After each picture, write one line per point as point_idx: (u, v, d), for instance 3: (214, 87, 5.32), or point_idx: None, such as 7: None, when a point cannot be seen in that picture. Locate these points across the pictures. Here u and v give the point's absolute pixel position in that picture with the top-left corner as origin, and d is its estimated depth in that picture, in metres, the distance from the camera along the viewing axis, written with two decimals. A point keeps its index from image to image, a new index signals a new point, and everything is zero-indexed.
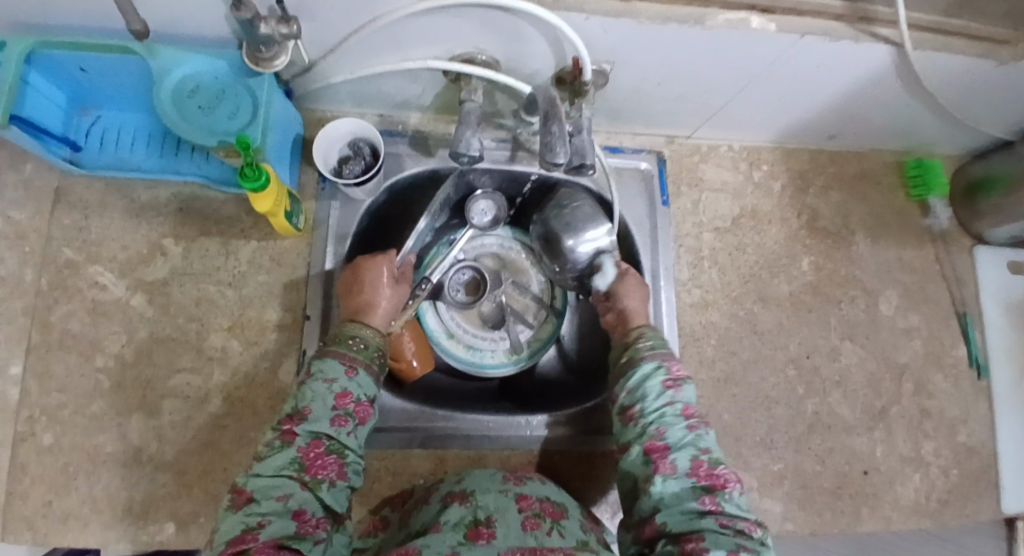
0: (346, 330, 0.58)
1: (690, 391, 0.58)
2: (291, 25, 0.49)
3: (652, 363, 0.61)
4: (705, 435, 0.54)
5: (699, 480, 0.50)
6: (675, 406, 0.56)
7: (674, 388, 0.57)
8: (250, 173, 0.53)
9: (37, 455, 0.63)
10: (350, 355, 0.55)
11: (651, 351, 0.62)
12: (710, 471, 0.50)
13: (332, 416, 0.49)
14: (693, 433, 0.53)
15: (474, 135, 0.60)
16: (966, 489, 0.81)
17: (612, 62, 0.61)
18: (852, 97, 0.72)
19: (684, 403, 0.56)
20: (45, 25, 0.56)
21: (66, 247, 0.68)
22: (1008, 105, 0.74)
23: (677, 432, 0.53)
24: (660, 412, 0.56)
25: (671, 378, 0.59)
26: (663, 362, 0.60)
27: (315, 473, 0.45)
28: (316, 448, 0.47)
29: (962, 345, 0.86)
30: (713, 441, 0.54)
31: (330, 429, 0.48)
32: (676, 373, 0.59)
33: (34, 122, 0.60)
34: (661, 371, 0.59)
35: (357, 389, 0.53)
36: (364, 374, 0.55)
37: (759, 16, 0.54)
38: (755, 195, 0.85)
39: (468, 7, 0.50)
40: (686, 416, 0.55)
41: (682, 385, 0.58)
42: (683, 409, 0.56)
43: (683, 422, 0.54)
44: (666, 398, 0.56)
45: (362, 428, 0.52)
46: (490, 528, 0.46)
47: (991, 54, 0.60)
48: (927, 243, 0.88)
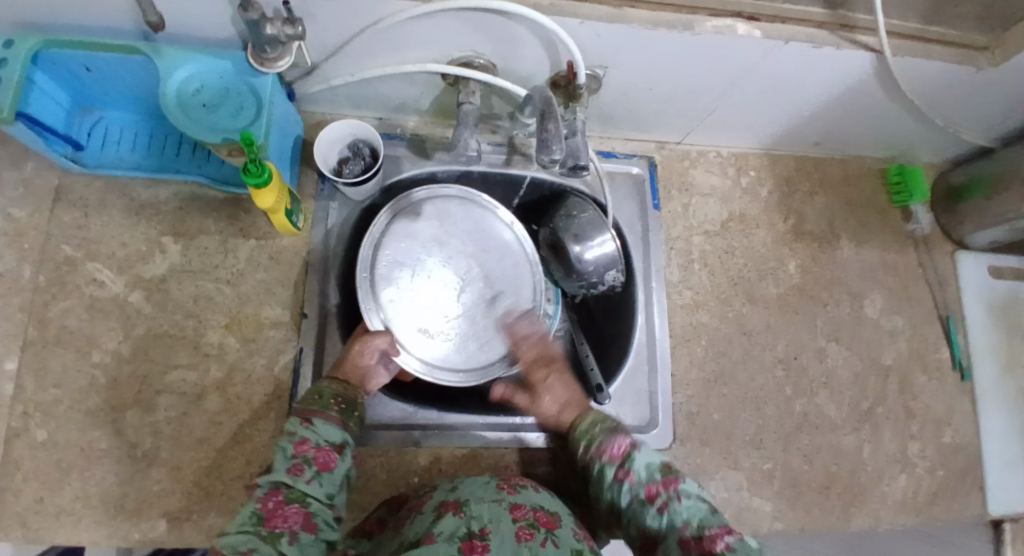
0: (308, 388, 0.60)
1: (646, 463, 0.58)
2: (297, 26, 0.51)
3: (597, 464, 0.60)
4: (678, 503, 0.53)
5: (693, 554, 0.49)
6: (638, 493, 0.56)
7: (628, 476, 0.57)
8: (253, 169, 0.54)
9: (31, 451, 0.63)
10: (306, 408, 0.56)
11: (594, 447, 0.62)
12: (698, 539, 0.49)
13: (290, 464, 0.50)
14: (665, 514, 0.53)
15: (472, 136, 0.64)
16: (952, 487, 0.83)
17: (604, 67, 0.63)
18: (835, 104, 0.74)
19: (646, 485, 0.56)
20: (53, 25, 0.57)
21: (65, 244, 0.69)
22: (984, 113, 0.77)
23: (652, 521, 0.54)
24: (629, 507, 0.56)
25: (622, 466, 0.58)
26: (605, 457, 0.60)
27: (273, 525, 0.45)
28: (275, 499, 0.47)
29: (945, 347, 0.88)
30: (691, 503, 0.53)
31: (288, 477, 0.49)
32: (623, 457, 0.59)
33: (37, 120, 0.61)
34: (608, 467, 0.59)
35: (315, 435, 0.53)
36: (325, 420, 0.55)
37: (744, 23, 0.56)
38: (742, 199, 0.87)
39: (468, 11, 0.52)
40: (652, 499, 0.55)
41: (634, 465, 0.58)
42: (647, 492, 0.55)
43: (652, 508, 0.54)
44: (628, 492, 0.57)
45: (327, 476, 0.51)
46: (484, 540, 0.46)
47: (971, 60, 0.63)
48: (910, 247, 0.91)
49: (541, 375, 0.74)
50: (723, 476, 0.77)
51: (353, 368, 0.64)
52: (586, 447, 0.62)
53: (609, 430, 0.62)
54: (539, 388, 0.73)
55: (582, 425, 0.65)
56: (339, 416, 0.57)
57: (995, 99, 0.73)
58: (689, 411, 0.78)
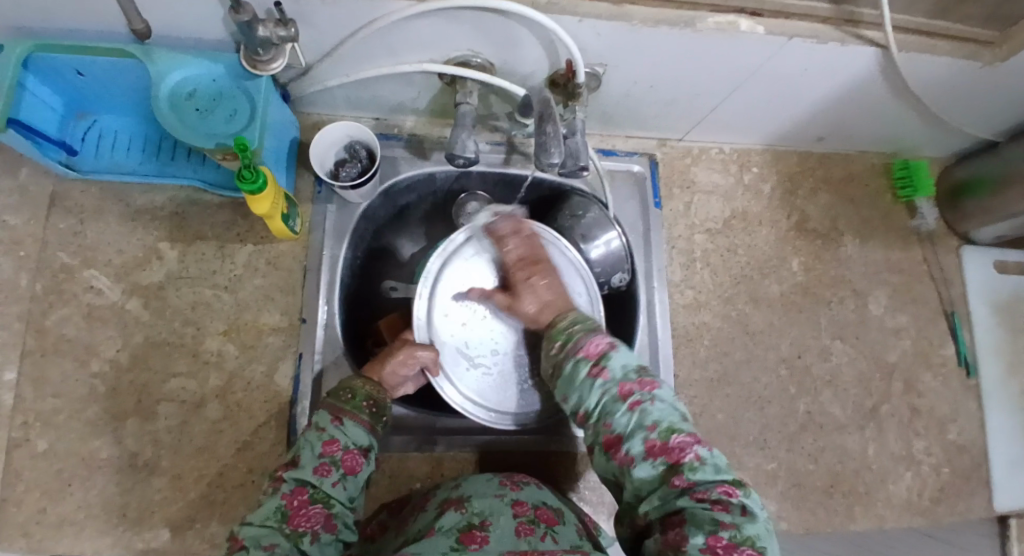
0: (340, 382, 0.56)
1: (623, 363, 0.47)
2: (290, 28, 0.50)
3: (571, 360, 0.49)
4: (652, 404, 0.44)
5: (660, 460, 0.41)
6: (610, 390, 0.45)
7: (603, 373, 0.47)
8: (248, 175, 0.54)
9: (31, 461, 0.63)
10: (338, 406, 0.53)
11: (569, 344, 0.51)
12: (666, 444, 0.41)
13: (317, 464, 0.48)
14: (637, 413, 0.43)
15: (469, 137, 0.61)
16: (957, 485, 0.82)
17: (604, 65, 0.62)
18: (839, 100, 0.73)
19: (620, 381, 0.46)
20: (44, 30, 0.56)
21: (62, 252, 0.68)
22: (992, 107, 0.76)
23: (622, 419, 0.44)
24: (600, 406, 0.46)
25: (597, 363, 0.48)
26: (581, 353, 0.49)
27: (297, 524, 0.44)
28: (301, 496, 0.46)
29: (950, 344, 0.87)
30: (664, 408, 0.44)
31: (314, 477, 0.47)
32: (599, 355, 0.48)
33: (30, 125, 0.60)
34: (582, 363, 0.48)
35: (347, 437, 0.51)
36: (356, 422, 0.52)
37: (747, 19, 0.55)
38: (745, 197, 0.86)
39: (464, 11, 0.51)
40: (625, 396, 0.45)
41: (609, 364, 0.47)
42: (619, 389, 0.45)
43: (624, 406, 0.44)
44: (599, 390, 0.46)
45: (352, 479, 0.50)
46: (484, 532, 0.46)
47: (975, 56, 0.61)
48: (915, 244, 0.90)
49: (524, 276, 0.61)
50: None
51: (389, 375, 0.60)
52: (563, 344, 0.52)
53: (590, 328, 0.51)
54: (521, 290, 0.60)
55: (561, 324, 0.54)
56: (370, 419, 0.54)
57: (1002, 94, 0.71)
58: (693, 412, 0.78)
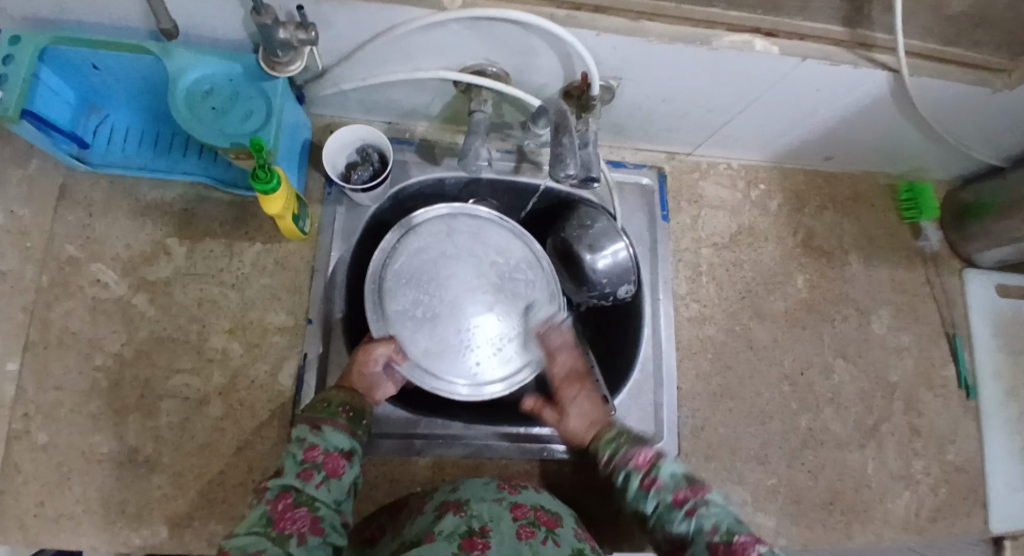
0: (316, 396, 0.59)
1: (670, 471, 0.56)
2: (311, 31, 0.50)
3: (621, 472, 0.57)
4: (706, 509, 0.52)
5: None
6: (665, 500, 0.54)
7: (654, 483, 0.55)
8: (262, 175, 0.54)
9: (30, 453, 0.62)
10: (315, 415, 0.55)
11: (616, 456, 0.59)
12: (729, 546, 0.48)
13: (300, 470, 0.50)
14: (694, 519, 0.51)
15: (482, 144, 0.62)
16: (956, 506, 0.82)
17: (618, 78, 0.63)
18: (849, 120, 0.74)
19: (673, 491, 0.54)
20: (64, 24, 0.57)
21: (69, 244, 0.68)
22: (999, 133, 0.76)
23: (681, 525, 0.52)
24: (656, 513, 0.54)
25: (647, 474, 0.56)
26: (632, 464, 0.57)
27: (281, 527, 0.45)
28: (284, 501, 0.47)
29: (952, 365, 0.87)
30: (719, 511, 0.52)
31: (297, 481, 0.48)
32: (648, 465, 0.56)
33: (44, 117, 0.60)
34: (633, 474, 0.56)
35: (326, 442, 0.52)
36: (335, 427, 0.54)
37: (762, 39, 0.55)
38: (751, 212, 0.87)
39: (483, 21, 0.51)
40: (680, 504, 0.53)
41: (659, 472, 0.55)
42: (675, 498, 0.53)
43: (680, 513, 0.52)
44: (655, 501, 0.54)
45: (336, 482, 0.51)
46: (485, 538, 0.46)
47: (985, 81, 0.62)
48: (918, 264, 0.90)
49: (569, 393, 0.71)
50: (727, 491, 0.77)
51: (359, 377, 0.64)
52: (612, 455, 0.59)
53: (634, 439, 0.60)
54: (565, 408, 0.69)
55: (606, 434, 0.62)
56: (348, 422, 0.56)
57: (1005, 121, 0.72)
58: (694, 425, 0.78)
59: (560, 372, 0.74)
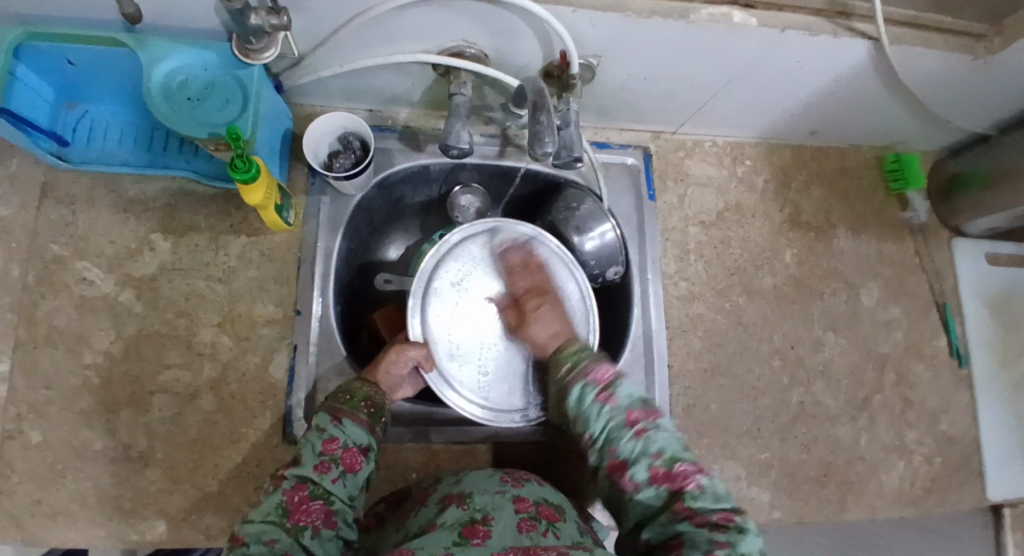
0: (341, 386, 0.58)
1: (627, 392, 0.55)
2: (281, 17, 0.49)
3: (578, 385, 0.56)
4: (655, 433, 0.52)
5: (662, 485, 0.49)
6: (617, 418, 0.53)
7: (611, 399, 0.54)
8: (241, 165, 0.54)
9: (24, 452, 0.62)
10: (338, 407, 0.55)
11: (578, 371, 0.58)
12: (670, 472, 0.49)
13: (318, 461, 0.49)
14: (642, 440, 0.51)
15: (463, 127, 0.61)
16: (948, 475, 0.83)
17: (599, 57, 0.62)
18: (833, 93, 0.73)
19: (627, 409, 0.53)
20: (34, 18, 0.56)
21: (53, 243, 0.68)
22: (983, 101, 0.76)
23: (628, 446, 0.51)
24: (606, 431, 0.53)
25: (606, 389, 0.55)
26: (591, 378, 0.56)
27: (297, 519, 0.45)
28: (301, 492, 0.47)
29: (941, 336, 0.88)
30: (666, 436, 0.52)
31: (315, 474, 0.48)
32: (605, 381, 0.56)
33: (21, 115, 0.60)
34: (590, 389, 0.55)
35: (345, 435, 0.52)
36: (354, 421, 0.54)
37: (741, 10, 0.55)
38: (738, 190, 0.87)
39: (456, 1, 0.51)
40: (631, 424, 0.52)
41: (617, 391, 0.55)
42: (627, 418, 0.53)
43: (629, 432, 0.52)
44: (607, 415, 0.53)
45: (351, 477, 0.51)
46: (486, 527, 0.46)
47: (968, 49, 0.62)
48: (906, 237, 0.91)
49: (534, 303, 0.69)
50: (720, 467, 0.77)
51: (386, 376, 0.62)
52: (572, 367, 0.59)
53: (599, 357, 0.59)
54: (530, 318, 0.67)
55: (570, 347, 0.62)
56: (368, 420, 0.56)
57: (991, 88, 0.72)
58: (686, 403, 0.78)
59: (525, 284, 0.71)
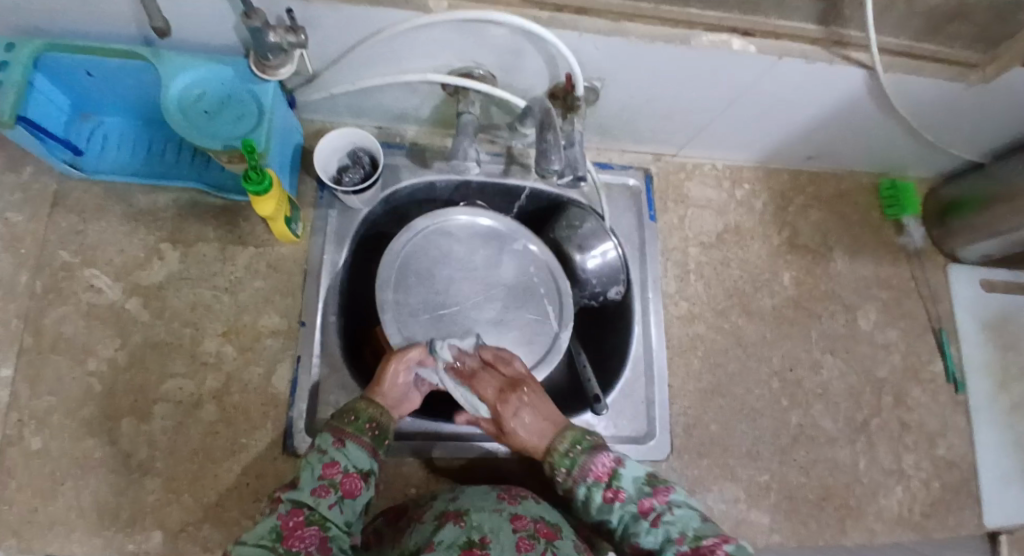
0: (344, 403, 0.56)
1: (633, 477, 0.53)
2: (300, 35, 0.51)
3: (582, 487, 0.54)
4: (669, 515, 0.50)
5: None
6: (629, 510, 0.52)
7: (617, 496, 0.52)
8: (254, 177, 0.55)
9: (22, 459, 0.62)
10: (342, 427, 0.53)
11: (575, 469, 0.54)
12: (695, 552, 0.47)
13: (316, 485, 0.48)
14: (659, 528, 0.50)
15: (471, 145, 0.63)
16: (949, 500, 0.83)
17: (602, 79, 0.64)
18: (829, 119, 0.75)
19: (638, 500, 0.52)
20: (57, 31, 0.58)
21: (62, 251, 0.68)
22: (973, 129, 0.78)
23: (647, 538, 0.50)
24: (623, 523, 0.52)
25: (608, 486, 0.53)
26: (590, 478, 0.54)
27: (291, 544, 0.44)
28: (296, 517, 0.46)
29: (939, 360, 0.89)
30: (682, 514, 0.50)
31: (311, 499, 0.47)
32: (608, 475, 0.53)
33: (37, 124, 0.61)
34: (595, 488, 0.53)
35: (348, 459, 0.51)
36: (358, 444, 0.53)
37: (740, 38, 0.57)
38: (737, 212, 0.88)
39: (468, 23, 0.53)
40: (645, 513, 0.51)
41: (621, 483, 0.53)
42: (639, 508, 0.51)
43: (645, 523, 0.50)
44: (620, 511, 0.52)
45: (350, 503, 0.50)
46: (484, 550, 0.46)
47: (961, 76, 0.64)
48: (903, 261, 0.92)
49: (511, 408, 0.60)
50: (721, 488, 0.77)
51: (389, 388, 0.60)
52: (568, 468, 0.55)
53: (591, 449, 0.55)
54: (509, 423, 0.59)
55: (561, 445, 0.57)
56: (372, 443, 0.54)
57: (982, 116, 0.74)
58: (686, 422, 0.78)
59: (494, 390, 0.62)
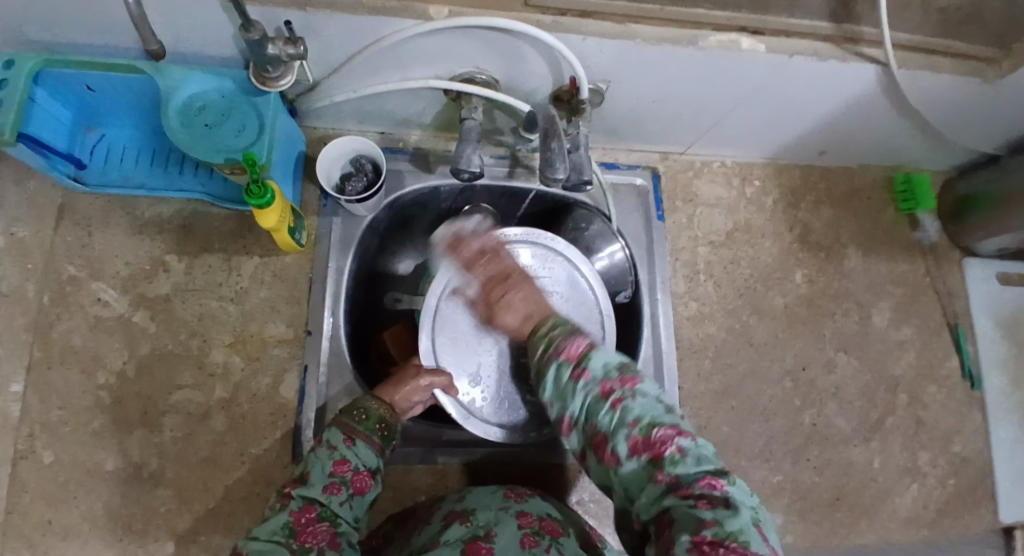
0: (353, 401, 0.55)
1: (604, 359, 0.45)
2: (299, 46, 0.50)
3: (552, 363, 0.47)
4: (633, 400, 0.41)
5: (645, 457, 0.39)
6: (591, 391, 0.43)
7: (584, 373, 0.44)
8: (256, 190, 0.54)
9: (37, 471, 0.63)
10: (351, 425, 0.51)
11: (550, 349, 0.48)
12: (649, 440, 0.39)
13: (327, 482, 0.46)
14: (619, 411, 0.41)
15: (474, 151, 0.62)
16: (964, 497, 0.82)
17: (607, 81, 0.63)
18: (842, 114, 0.74)
19: (602, 380, 0.43)
20: (56, 46, 0.57)
21: (69, 263, 0.69)
22: (992, 122, 0.76)
23: (605, 417, 0.41)
24: (581, 406, 0.43)
25: (577, 363, 0.45)
26: (563, 356, 0.46)
27: (303, 541, 0.41)
28: (308, 514, 0.44)
29: (955, 356, 0.87)
30: (647, 402, 0.41)
31: (323, 495, 0.45)
32: (579, 355, 0.46)
33: (38, 139, 0.61)
34: (564, 366, 0.46)
35: (357, 457, 0.49)
36: (367, 443, 0.51)
37: (749, 38, 0.55)
38: (748, 210, 0.87)
39: (470, 29, 0.51)
40: (606, 394, 0.42)
41: (590, 363, 0.45)
42: (601, 389, 0.43)
43: (605, 403, 0.42)
44: (582, 392, 0.43)
45: (359, 501, 0.48)
46: (489, 543, 0.45)
47: (977, 72, 0.62)
48: (917, 256, 0.90)
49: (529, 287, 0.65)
50: None
51: (402, 396, 0.60)
52: (543, 348, 0.50)
53: (570, 330, 0.49)
54: (498, 307, 0.61)
55: (541, 329, 0.52)
56: (380, 443, 0.53)
57: (1002, 109, 0.72)
58: (697, 424, 0.78)
59: (486, 281, 0.64)
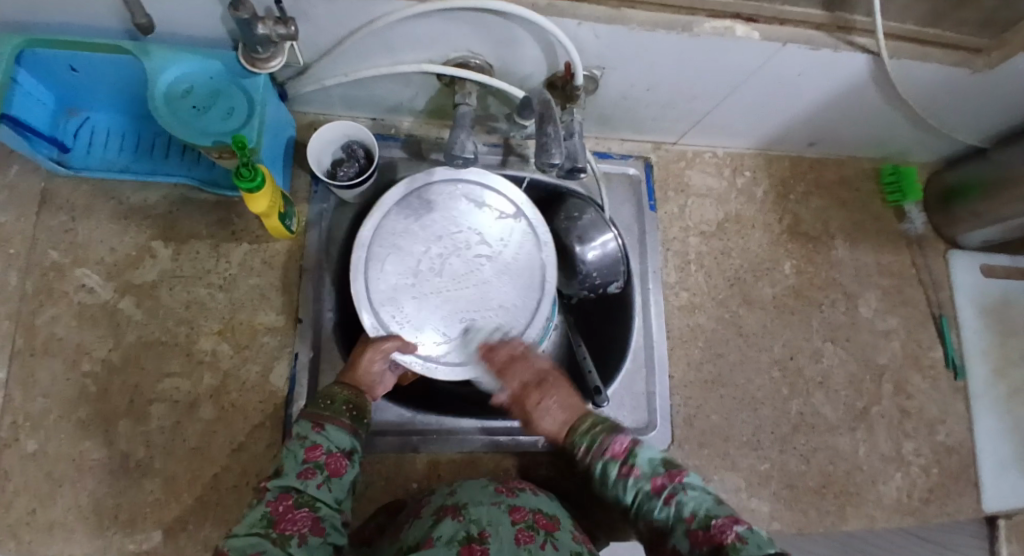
0: (319, 392, 0.56)
1: (648, 457, 0.51)
2: (290, 25, 0.49)
3: (597, 463, 0.52)
4: (684, 495, 0.47)
5: (705, 549, 0.44)
6: (643, 488, 0.49)
7: (631, 471, 0.50)
8: (246, 174, 0.53)
9: (20, 462, 0.62)
10: (319, 413, 0.53)
11: (593, 446, 0.53)
12: (708, 533, 0.44)
13: (301, 469, 0.47)
14: (674, 506, 0.47)
15: (468, 137, 0.61)
16: (947, 485, 0.83)
17: (602, 68, 0.62)
18: (834, 105, 0.74)
19: (652, 477, 0.49)
20: (39, 26, 0.56)
21: (52, 250, 0.67)
22: (978, 114, 0.77)
23: (660, 513, 0.48)
24: (636, 503, 0.49)
25: (624, 462, 0.51)
26: (608, 454, 0.52)
27: (282, 528, 0.42)
28: (285, 502, 0.44)
29: (939, 346, 0.88)
30: (697, 495, 0.47)
31: (298, 482, 0.46)
32: (624, 453, 0.52)
33: (19, 122, 0.60)
34: (610, 464, 0.51)
35: (329, 441, 0.50)
36: (337, 426, 0.52)
37: (743, 24, 0.55)
38: (738, 200, 0.87)
39: (463, 12, 0.51)
40: (659, 491, 0.48)
41: (636, 460, 0.51)
42: (652, 486, 0.49)
43: (659, 500, 0.48)
44: (634, 489, 0.50)
45: (337, 482, 0.48)
46: (483, 544, 0.44)
47: (966, 63, 0.63)
48: (904, 248, 0.91)
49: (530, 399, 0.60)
50: (721, 478, 0.77)
51: (364, 375, 0.60)
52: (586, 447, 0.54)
53: (611, 427, 0.54)
54: (532, 415, 0.59)
55: (582, 425, 0.56)
56: (351, 423, 0.54)
57: (988, 102, 0.73)
58: (687, 413, 0.78)
59: (519, 384, 0.61)
